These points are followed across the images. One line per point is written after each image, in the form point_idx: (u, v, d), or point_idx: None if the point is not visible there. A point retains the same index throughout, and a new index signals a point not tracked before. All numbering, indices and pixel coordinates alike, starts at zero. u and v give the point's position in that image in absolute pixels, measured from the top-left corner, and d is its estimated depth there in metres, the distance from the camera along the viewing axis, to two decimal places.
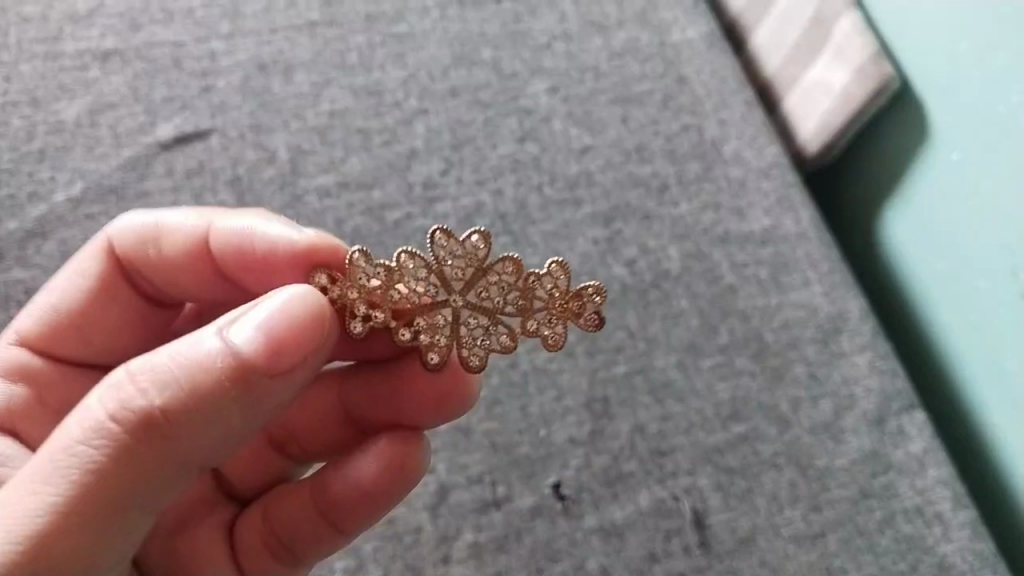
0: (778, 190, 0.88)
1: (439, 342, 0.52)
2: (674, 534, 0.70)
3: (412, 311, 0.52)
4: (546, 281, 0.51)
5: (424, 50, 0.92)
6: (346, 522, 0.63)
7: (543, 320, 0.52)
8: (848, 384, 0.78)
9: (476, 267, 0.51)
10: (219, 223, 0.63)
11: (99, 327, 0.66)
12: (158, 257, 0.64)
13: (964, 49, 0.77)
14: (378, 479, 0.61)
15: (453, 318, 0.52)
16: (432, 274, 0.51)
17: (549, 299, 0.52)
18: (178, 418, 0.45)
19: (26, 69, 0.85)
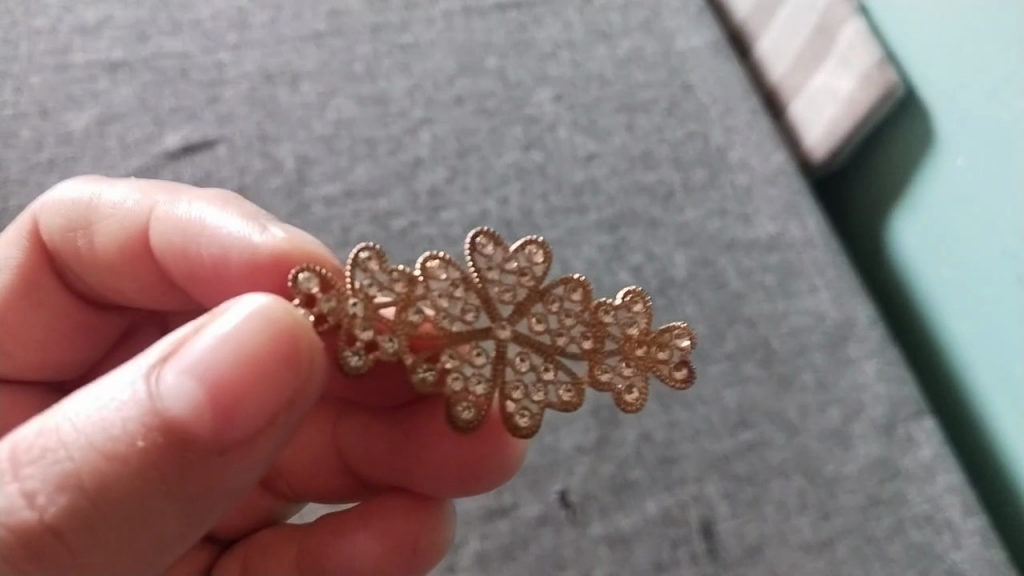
0: (784, 197, 0.87)
1: (471, 387, 0.45)
2: (681, 541, 0.70)
3: (436, 341, 0.45)
4: (620, 315, 0.46)
5: (430, 60, 0.93)
6: None
7: (615, 367, 0.46)
8: (856, 391, 0.78)
9: (530, 290, 0.45)
10: (161, 214, 0.60)
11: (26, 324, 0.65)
12: (87, 250, 0.62)
13: (966, 56, 0.77)
14: (384, 558, 0.59)
15: (494, 355, 0.45)
16: (471, 297, 0.45)
17: (623, 339, 0.46)
18: (105, 476, 0.40)
19: (36, 81, 0.86)
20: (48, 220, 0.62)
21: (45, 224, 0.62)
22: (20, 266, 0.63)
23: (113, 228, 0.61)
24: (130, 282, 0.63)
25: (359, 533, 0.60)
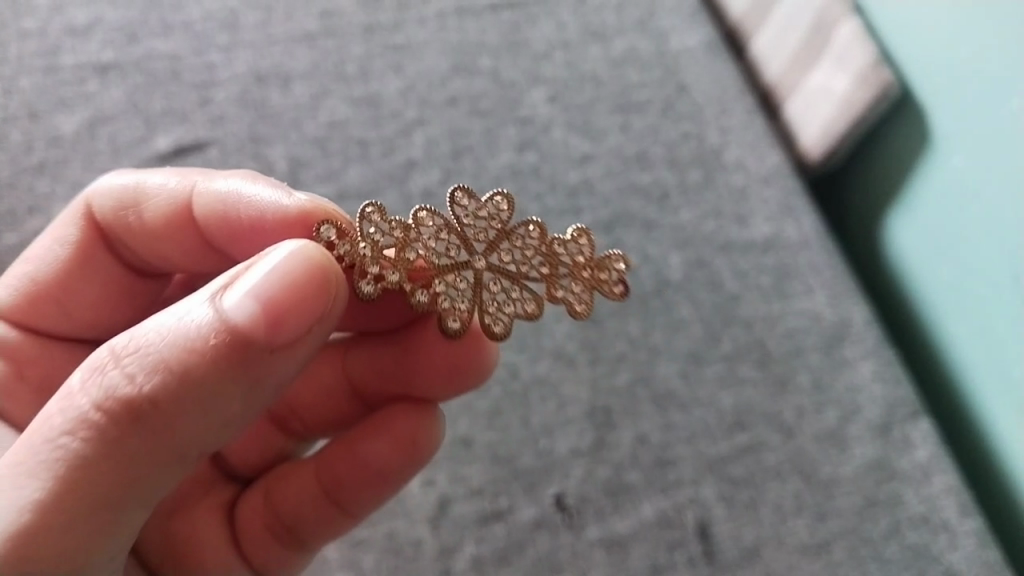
0: (779, 197, 0.87)
1: (458, 307, 0.48)
2: (677, 544, 0.70)
3: (428, 272, 0.48)
4: (571, 247, 0.49)
5: (423, 61, 0.92)
6: (353, 503, 0.63)
7: (568, 288, 0.49)
8: (852, 392, 0.78)
9: (499, 229, 0.49)
10: (201, 189, 0.61)
11: (77, 295, 0.65)
12: (135, 225, 0.63)
13: (964, 55, 0.76)
14: (392, 457, 0.61)
15: (475, 281, 0.49)
16: (446, 230, 0.48)
17: (573, 266, 0.49)
18: (171, 392, 0.42)
19: (26, 83, 0.85)
20: (103, 205, 0.63)
21: (104, 213, 0.63)
22: (75, 243, 0.64)
23: (159, 203, 0.62)
24: (177, 254, 0.64)
25: (367, 443, 0.62)
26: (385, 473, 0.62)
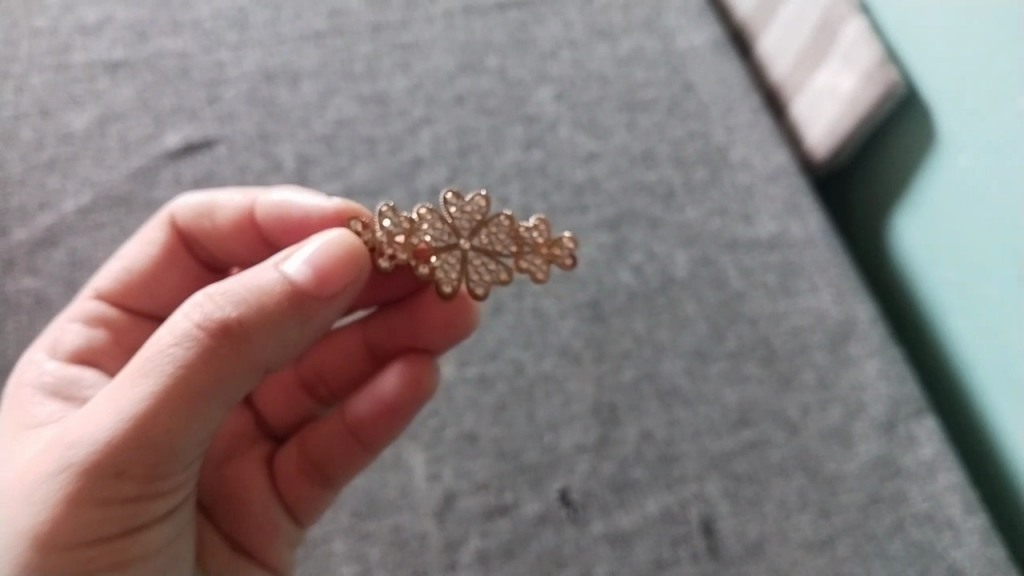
0: (785, 195, 0.87)
1: (452, 279, 0.53)
2: (681, 539, 0.70)
3: (430, 252, 0.53)
4: (533, 233, 0.55)
5: (430, 59, 0.93)
6: (371, 437, 0.65)
7: (531, 261, 0.55)
8: (857, 390, 0.78)
9: (480, 218, 0.54)
10: (261, 200, 0.64)
11: (158, 287, 0.66)
12: (207, 227, 0.66)
13: (967, 56, 0.77)
14: (405, 390, 0.63)
15: (463, 259, 0.54)
16: (441, 220, 0.53)
17: (536, 246, 0.56)
18: (247, 334, 0.46)
19: (36, 80, 0.86)
20: (185, 218, 0.66)
21: (185, 224, 0.66)
22: (162, 245, 0.67)
23: (228, 215, 0.66)
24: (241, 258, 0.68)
25: (381, 378, 0.64)
26: (398, 405, 0.63)
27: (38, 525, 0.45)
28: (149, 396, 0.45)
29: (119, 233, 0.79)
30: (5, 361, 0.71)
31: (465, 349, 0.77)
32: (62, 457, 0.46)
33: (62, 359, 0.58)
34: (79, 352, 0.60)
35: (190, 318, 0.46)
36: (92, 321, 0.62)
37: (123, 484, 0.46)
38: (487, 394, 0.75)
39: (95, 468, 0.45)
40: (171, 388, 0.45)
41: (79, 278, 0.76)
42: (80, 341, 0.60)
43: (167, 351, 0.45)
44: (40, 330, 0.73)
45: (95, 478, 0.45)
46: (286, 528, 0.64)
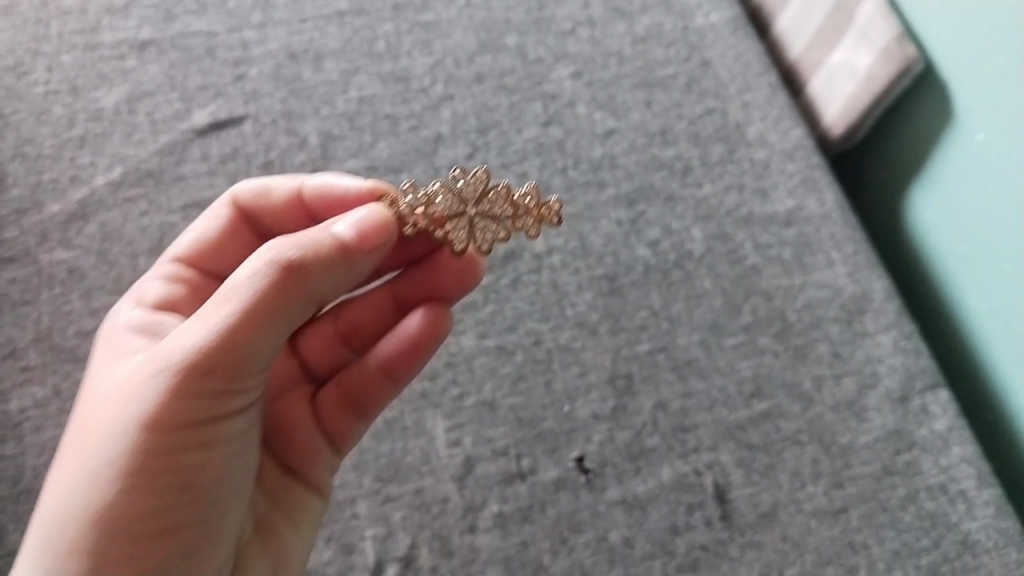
0: (802, 171, 0.88)
1: (459, 241, 0.59)
2: (696, 507, 0.71)
3: (441, 220, 0.59)
4: (527, 198, 0.61)
5: (451, 38, 0.94)
6: (397, 371, 0.67)
7: (526, 222, 0.61)
8: (871, 363, 0.79)
9: (480, 188, 0.60)
10: (309, 183, 0.67)
11: (224, 259, 0.69)
12: (262, 205, 0.68)
13: (984, 32, 0.77)
14: (430, 326, 0.66)
15: (468, 225, 0.59)
16: (451, 190, 0.60)
17: (530, 209, 0.61)
18: (304, 278, 0.53)
19: (67, 59, 0.88)
20: (245, 199, 0.68)
21: (244, 203, 0.68)
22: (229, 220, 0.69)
23: (281, 195, 0.68)
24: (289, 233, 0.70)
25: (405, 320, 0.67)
26: (420, 341, 0.66)
27: (140, 424, 0.52)
28: (235, 312, 0.52)
29: (148, 207, 0.81)
30: (41, 330, 0.74)
31: (484, 320, 0.78)
32: (158, 366, 0.53)
33: (146, 308, 0.63)
34: (161, 301, 0.64)
35: (264, 253, 0.53)
36: (171, 281, 0.66)
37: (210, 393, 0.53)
38: (506, 364, 0.76)
39: (188, 375, 0.52)
40: (252, 307, 0.52)
41: (110, 250, 0.78)
42: (160, 295, 0.65)
43: (246, 279, 0.53)
44: (74, 301, 0.75)
45: (188, 383, 0.52)
46: (325, 456, 0.67)
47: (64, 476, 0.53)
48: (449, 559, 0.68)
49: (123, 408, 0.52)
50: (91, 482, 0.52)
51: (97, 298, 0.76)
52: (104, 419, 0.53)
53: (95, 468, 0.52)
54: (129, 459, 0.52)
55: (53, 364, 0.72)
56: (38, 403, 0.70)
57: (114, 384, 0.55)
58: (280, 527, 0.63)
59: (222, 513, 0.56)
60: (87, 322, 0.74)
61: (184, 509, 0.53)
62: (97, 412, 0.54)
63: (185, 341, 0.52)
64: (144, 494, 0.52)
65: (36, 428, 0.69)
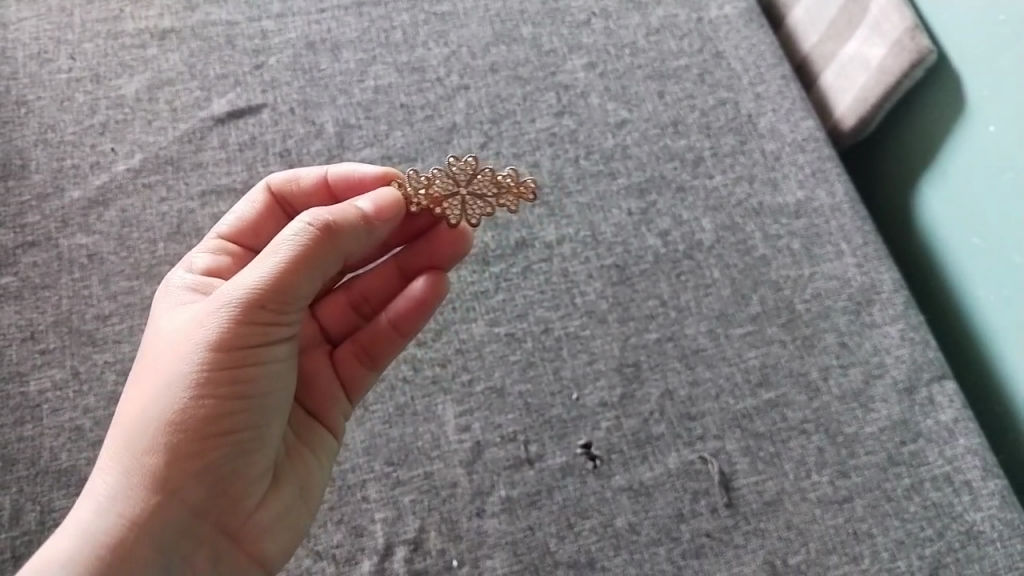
0: (813, 163, 0.89)
1: (453, 216, 0.65)
2: (701, 494, 0.73)
3: (436, 199, 0.65)
4: (508, 179, 0.65)
5: (466, 28, 0.95)
6: (404, 327, 0.69)
7: (507, 200, 0.65)
8: (878, 354, 0.79)
9: (468, 172, 0.65)
10: (335, 170, 0.69)
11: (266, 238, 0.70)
12: (294, 187, 0.69)
13: (999, 22, 0.77)
14: (434, 285, 0.68)
15: (460, 204, 0.65)
16: (447, 171, 0.65)
17: (512, 188, 0.65)
18: (340, 236, 0.58)
19: (89, 47, 0.90)
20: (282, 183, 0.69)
21: (279, 188, 0.69)
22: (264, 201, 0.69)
23: (314, 179, 0.70)
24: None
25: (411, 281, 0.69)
26: (425, 299, 0.68)
27: (204, 347, 0.55)
28: (290, 251, 0.56)
29: (167, 194, 0.82)
30: (61, 314, 0.76)
31: (495, 307, 0.80)
32: (215, 307, 0.56)
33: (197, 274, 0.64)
34: (209, 269, 0.65)
35: (305, 215, 0.57)
36: (217, 253, 0.67)
37: (268, 321, 0.56)
38: (516, 351, 0.77)
39: (249, 305, 0.56)
40: (306, 248, 0.56)
41: (129, 236, 0.80)
42: (210, 263, 0.66)
43: (295, 228, 0.57)
44: (94, 285, 0.77)
45: (238, 328, 0.55)
46: (342, 404, 0.69)
47: (131, 399, 0.56)
48: (457, 541, 0.69)
49: (187, 335, 0.56)
50: (159, 398, 0.55)
51: (115, 282, 0.77)
52: (168, 347, 0.56)
53: (162, 386, 0.55)
54: (196, 377, 0.55)
55: (72, 347, 0.74)
56: (57, 385, 0.72)
57: (166, 336, 0.58)
58: (308, 460, 0.65)
59: (274, 438, 0.59)
60: (106, 306, 0.76)
61: (245, 427, 0.56)
62: (160, 344, 0.57)
63: (244, 277, 0.56)
64: (210, 409, 0.55)
65: (55, 409, 0.71)
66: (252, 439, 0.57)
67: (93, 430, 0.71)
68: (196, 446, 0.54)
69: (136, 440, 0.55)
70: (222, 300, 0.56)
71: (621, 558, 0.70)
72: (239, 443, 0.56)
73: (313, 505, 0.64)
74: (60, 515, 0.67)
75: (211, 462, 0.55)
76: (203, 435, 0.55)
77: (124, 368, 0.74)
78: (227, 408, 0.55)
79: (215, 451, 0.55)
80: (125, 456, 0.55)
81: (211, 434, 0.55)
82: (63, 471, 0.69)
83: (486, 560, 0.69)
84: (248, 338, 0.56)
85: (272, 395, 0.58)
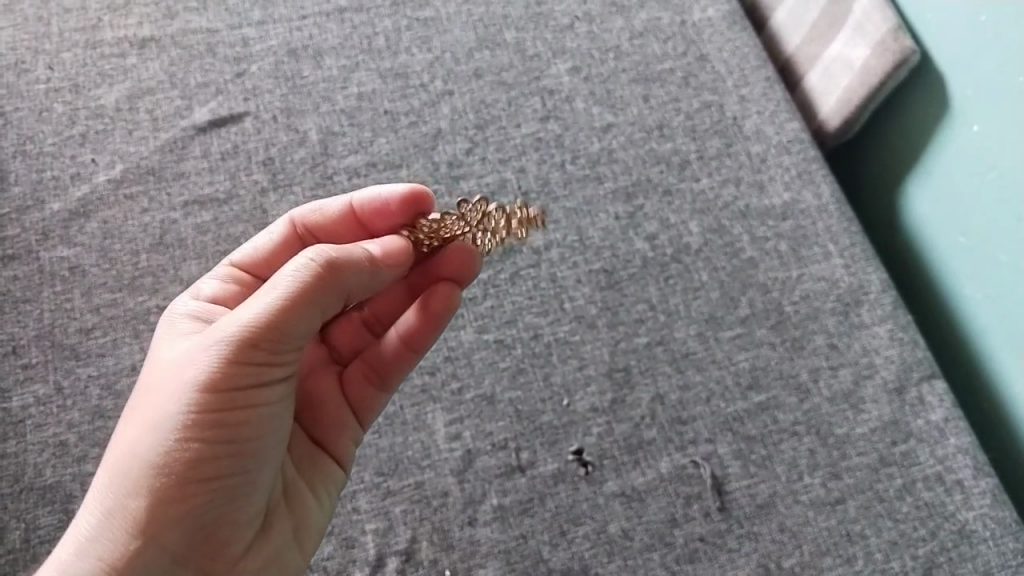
0: (798, 165, 0.89)
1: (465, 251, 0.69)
2: (694, 499, 0.72)
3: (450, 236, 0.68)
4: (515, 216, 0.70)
5: (449, 34, 0.95)
6: (416, 342, 0.68)
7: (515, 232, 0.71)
8: (868, 354, 0.79)
9: (480, 214, 0.69)
10: (361, 196, 0.68)
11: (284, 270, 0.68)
12: (319, 217, 0.68)
13: (981, 22, 0.77)
14: (444, 298, 0.67)
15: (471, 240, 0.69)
16: (458, 213, 0.69)
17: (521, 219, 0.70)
18: (341, 274, 0.57)
19: (67, 57, 0.89)
20: (309, 215, 0.69)
21: (303, 220, 0.68)
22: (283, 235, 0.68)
23: (343, 207, 0.69)
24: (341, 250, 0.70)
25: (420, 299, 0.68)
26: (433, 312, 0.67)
27: (196, 382, 0.54)
28: (291, 285, 0.55)
29: (149, 204, 0.81)
30: (42, 328, 0.74)
31: (484, 314, 0.79)
32: (211, 341, 0.55)
33: (203, 303, 0.63)
34: (217, 296, 0.64)
35: (308, 251, 0.57)
36: (227, 281, 0.65)
37: (264, 358, 0.55)
38: (505, 358, 0.77)
39: (245, 339, 0.55)
40: (305, 284, 0.56)
41: (111, 247, 0.79)
42: (219, 290, 0.65)
43: (299, 261, 0.56)
44: (75, 298, 0.76)
45: (232, 367, 0.54)
46: (353, 430, 0.68)
47: (123, 430, 0.55)
48: (449, 551, 0.68)
49: (181, 368, 0.55)
50: (150, 432, 0.54)
51: (98, 295, 0.76)
52: (162, 379, 0.56)
53: (155, 420, 0.54)
54: (189, 409, 0.54)
55: (54, 362, 0.73)
56: (40, 401, 0.71)
57: (160, 371, 0.57)
58: (304, 496, 0.64)
59: (267, 481, 0.58)
60: (88, 319, 0.75)
61: (234, 468, 0.55)
62: (156, 375, 0.57)
63: (244, 311, 0.55)
64: (198, 447, 0.53)
65: (38, 425, 0.70)
66: (242, 481, 0.55)
67: (77, 446, 0.69)
68: (182, 484, 0.53)
69: (123, 474, 0.54)
70: (217, 334, 0.55)
71: (616, 565, 0.69)
72: (228, 484, 0.55)
73: (306, 549, 0.63)
74: (45, 533, 0.66)
75: (197, 503, 0.54)
76: (190, 475, 0.53)
77: (108, 382, 0.72)
78: (216, 446, 0.54)
79: (202, 492, 0.54)
80: (112, 490, 0.54)
81: (198, 473, 0.53)
82: (46, 488, 0.68)
83: (479, 570, 0.68)
84: (242, 374, 0.54)
85: (266, 436, 0.56)
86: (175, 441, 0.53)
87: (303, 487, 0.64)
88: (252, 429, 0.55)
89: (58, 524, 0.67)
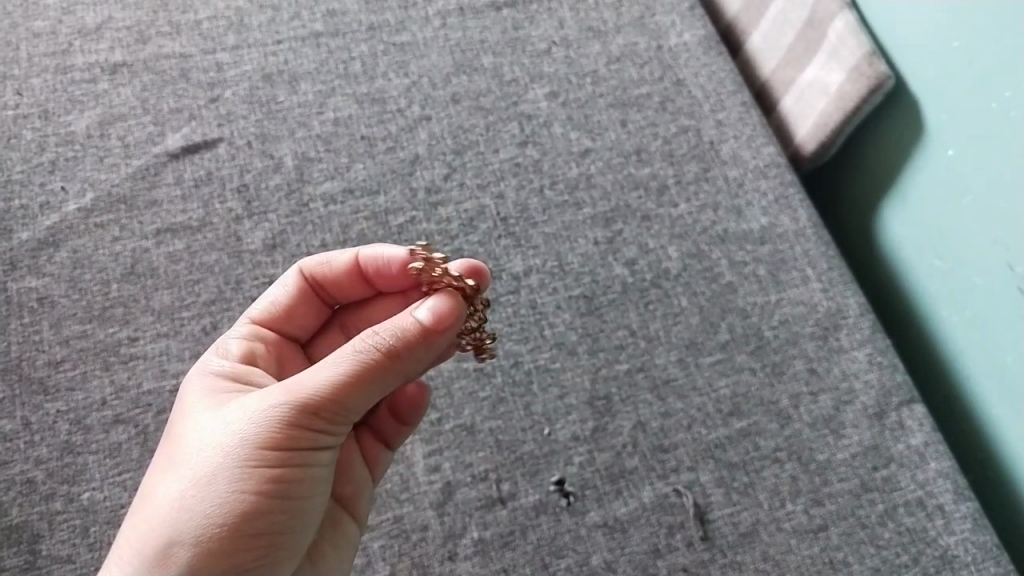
0: (776, 189, 0.89)
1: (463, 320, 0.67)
2: (676, 529, 0.71)
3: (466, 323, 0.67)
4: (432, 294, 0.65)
5: (426, 59, 0.94)
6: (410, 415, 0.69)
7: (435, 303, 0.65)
8: (848, 378, 0.79)
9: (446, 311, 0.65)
10: (365, 251, 0.67)
11: (299, 320, 0.70)
12: (327, 270, 0.68)
13: (954, 50, 0.77)
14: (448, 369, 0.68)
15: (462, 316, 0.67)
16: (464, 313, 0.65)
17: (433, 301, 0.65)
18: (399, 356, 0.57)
19: (37, 83, 0.88)
20: (317, 267, 0.68)
21: (312, 272, 0.69)
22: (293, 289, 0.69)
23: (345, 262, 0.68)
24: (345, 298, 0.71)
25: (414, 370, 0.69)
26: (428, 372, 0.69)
27: (251, 443, 0.54)
28: (351, 363, 0.55)
29: (121, 232, 0.80)
30: (10, 362, 0.73)
31: None
32: (266, 405, 0.55)
33: (235, 362, 0.64)
34: (244, 356, 0.65)
35: (368, 333, 0.57)
36: (253, 339, 0.67)
37: (318, 426, 0.55)
38: (486, 387, 0.76)
39: (304, 406, 0.55)
40: (366, 365, 0.56)
41: (80, 277, 0.77)
42: (243, 347, 0.66)
43: (359, 342, 0.56)
44: (44, 330, 0.74)
45: (286, 435, 0.54)
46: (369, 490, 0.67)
47: (164, 486, 0.55)
48: None
49: (235, 425, 0.55)
50: (200, 490, 0.53)
51: (67, 327, 0.75)
52: (209, 439, 0.55)
53: (207, 473, 0.54)
54: (240, 472, 0.54)
55: (21, 396, 0.71)
56: (7, 436, 0.69)
57: (204, 431, 0.56)
58: (327, 557, 0.62)
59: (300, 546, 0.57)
60: (57, 351, 0.73)
61: (280, 528, 0.55)
62: (201, 431, 0.56)
63: (303, 378, 0.55)
64: (247, 506, 0.53)
65: (4, 461, 0.68)
66: (285, 541, 0.56)
67: (45, 483, 0.68)
68: (227, 543, 0.53)
69: (166, 524, 0.53)
70: (273, 397, 0.55)
71: None
72: (273, 543, 0.55)
73: None
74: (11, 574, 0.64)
75: (239, 560, 0.53)
76: (238, 533, 0.53)
77: (77, 416, 0.71)
78: (263, 509, 0.54)
79: (248, 548, 0.53)
80: (152, 538, 0.53)
81: (241, 535, 0.53)
82: (12, 527, 0.66)
83: None
84: (298, 439, 0.55)
85: (311, 498, 0.57)
86: (226, 499, 0.53)
87: (326, 546, 0.62)
88: (299, 494, 0.56)
89: (24, 565, 0.64)
